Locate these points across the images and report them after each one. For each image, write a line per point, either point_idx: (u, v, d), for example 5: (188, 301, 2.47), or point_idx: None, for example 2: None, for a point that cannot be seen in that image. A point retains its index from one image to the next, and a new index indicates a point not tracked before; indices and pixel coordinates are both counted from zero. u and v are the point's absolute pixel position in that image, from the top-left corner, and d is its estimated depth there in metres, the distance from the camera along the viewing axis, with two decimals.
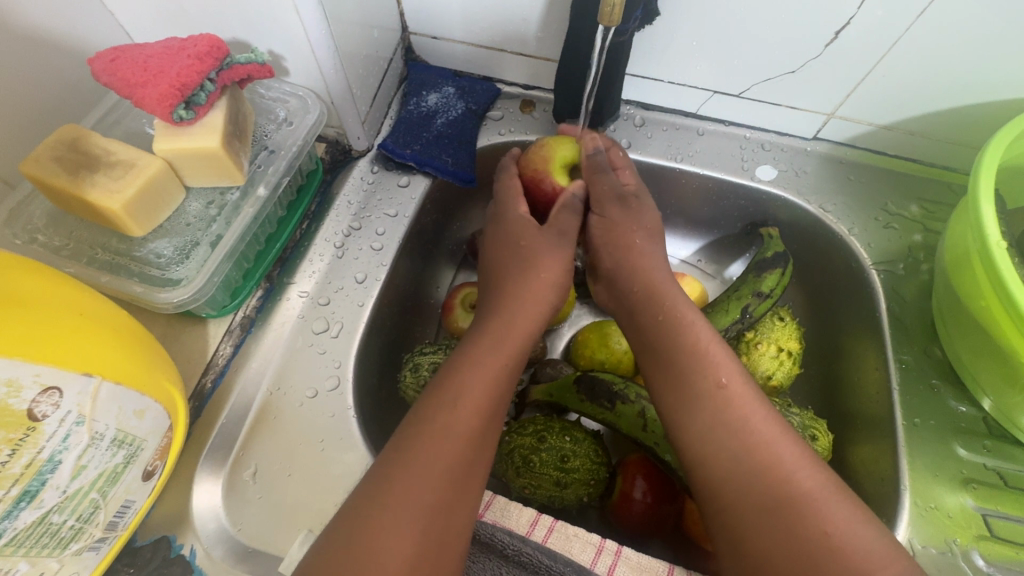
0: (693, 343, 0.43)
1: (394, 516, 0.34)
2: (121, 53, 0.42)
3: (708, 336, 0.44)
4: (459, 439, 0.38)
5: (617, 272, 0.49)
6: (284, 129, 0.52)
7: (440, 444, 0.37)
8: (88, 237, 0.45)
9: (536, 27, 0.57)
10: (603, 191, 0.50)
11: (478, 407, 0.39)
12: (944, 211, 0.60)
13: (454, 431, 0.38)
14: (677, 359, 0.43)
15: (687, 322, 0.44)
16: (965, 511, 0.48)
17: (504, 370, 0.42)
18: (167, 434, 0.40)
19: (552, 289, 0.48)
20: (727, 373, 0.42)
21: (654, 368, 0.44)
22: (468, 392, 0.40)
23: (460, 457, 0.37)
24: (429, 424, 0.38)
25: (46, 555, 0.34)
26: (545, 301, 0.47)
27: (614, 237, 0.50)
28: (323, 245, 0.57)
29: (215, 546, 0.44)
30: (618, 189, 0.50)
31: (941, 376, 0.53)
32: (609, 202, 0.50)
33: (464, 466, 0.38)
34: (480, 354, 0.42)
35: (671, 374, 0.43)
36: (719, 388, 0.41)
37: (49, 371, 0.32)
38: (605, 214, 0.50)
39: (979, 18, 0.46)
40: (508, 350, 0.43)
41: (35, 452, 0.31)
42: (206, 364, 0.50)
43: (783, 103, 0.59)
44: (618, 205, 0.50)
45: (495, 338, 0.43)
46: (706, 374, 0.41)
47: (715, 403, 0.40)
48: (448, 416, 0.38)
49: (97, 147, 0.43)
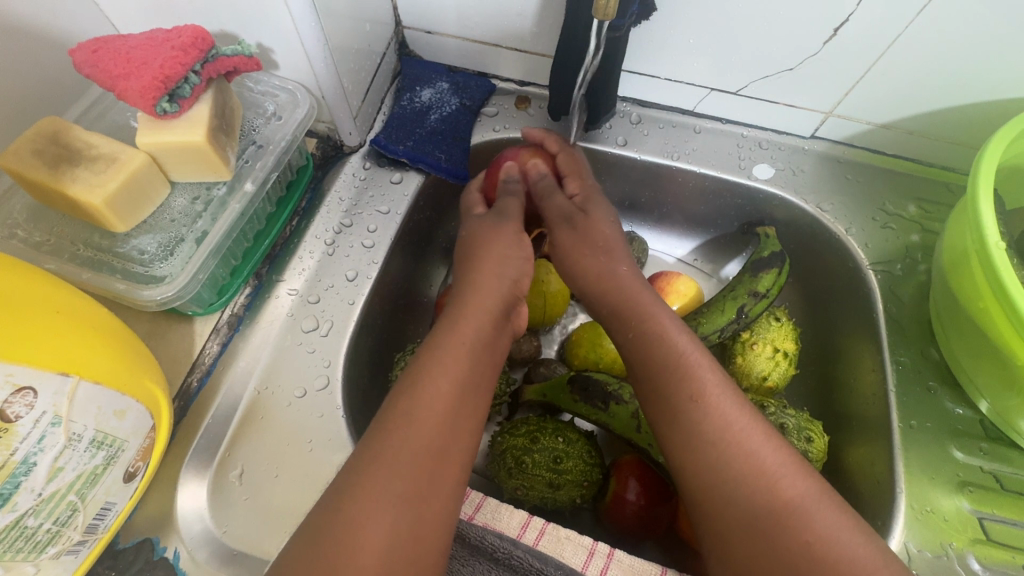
0: (670, 350, 0.42)
1: (372, 519, 0.34)
2: (104, 43, 0.41)
3: (683, 342, 0.43)
4: (425, 429, 0.37)
5: (585, 288, 0.50)
6: (273, 123, 0.51)
7: (403, 435, 0.36)
8: (69, 233, 0.44)
9: (532, 22, 0.56)
10: (552, 215, 0.53)
11: (443, 396, 0.39)
12: (942, 211, 0.59)
13: (415, 417, 0.37)
14: (658, 367, 0.42)
15: (663, 330, 0.44)
16: (960, 514, 0.47)
17: (465, 353, 0.41)
18: (150, 435, 0.39)
19: (505, 265, 0.48)
20: (704, 382, 0.41)
21: (637, 374, 0.44)
22: (431, 382, 0.39)
23: (426, 444, 0.37)
24: (394, 421, 0.37)
25: (21, 560, 0.33)
26: (501, 283, 0.47)
27: (571, 262, 0.51)
28: (313, 243, 0.56)
29: (199, 549, 0.43)
30: (565, 208, 0.53)
31: (938, 379, 0.53)
32: (557, 223, 0.53)
33: (432, 456, 0.37)
34: (440, 342, 0.42)
35: (649, 387, 0.42)
36: (694, 400, 0.40)
37: (24, 371, 0.31)
38: (557, 240, 0.52)
39: (980, 15, 0.45)
40: (480, 343, 0.43)
41: (8, 454, 0.30)
42: (192, 363, 0.49)
43: (782, 101, 0.58)
44: (566, 226, 0.52)
45: (455, 326, 0.43)
46: (682, 385, 0.41)
47: (692, 414, 0.40)
48: (410, 407, 0.38)
49: (77, 140, 0.42)
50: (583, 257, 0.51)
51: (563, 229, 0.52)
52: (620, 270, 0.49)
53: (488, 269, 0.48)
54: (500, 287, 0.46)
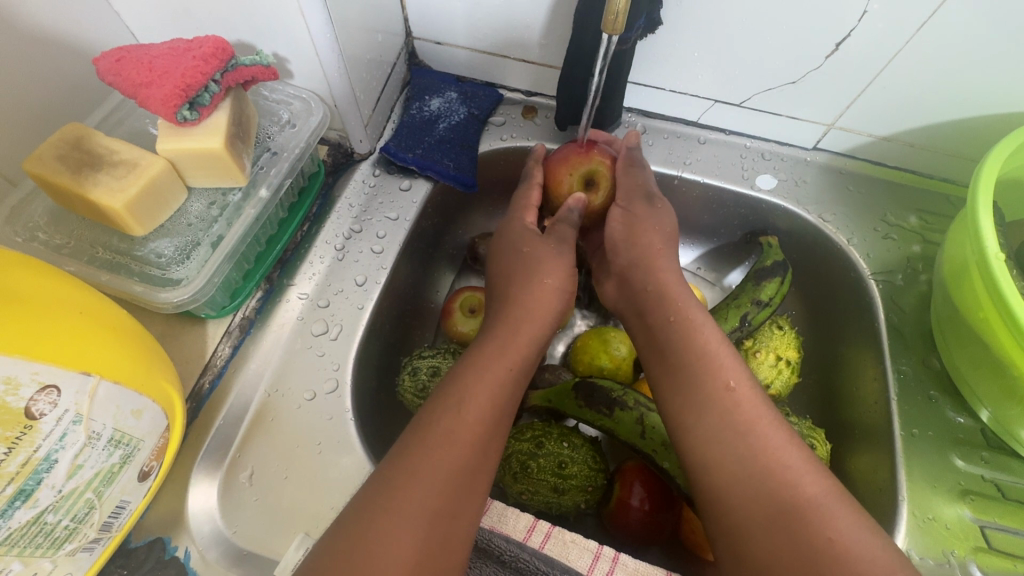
0: (698, 351, 0.43)
1: (397, 519, 0.34)
2: (126, 53, 0.42)
3: (713, 344, 0.44)
4: (461, 439, 0.38)
5: (630, 270, 0.50)
6: (288, 131, 0.52)
7: (436, 442, 0.38)
8: (89, 237, 0.45)
9: (540, 34, 0.58)
10: (633, 188, 0.53)
11: (482, 411, 0.40)
12: (943, 222, 0.60)
13: (453, 428, 0.38)
14: (688, 367, 0.43)
15: (694, 331, 0.44)
16: (963, 522, 0.48)
17: (507, 376, 0.43)
18: (164, 435, 0.40)
19: (558, 297, 0.49)
20: (735, 376, 0.42)
21: (666, 370, 0.44)
22: (472, 395, 0.40)
23: (461, 456, 0.38)
24: (432, 428, 0.38)
25: (40, 556, 0.34)
26: (547, 302, 0.48)
27: (635, 236, 0.51)
28: (324, 248, 0.57)
29: (209, 548, 0.44)
30: (646, 187, 0.53)
31: (939, 388, 0.53)
32: (637, 200, 0.52)
33: (467, 463, 0.38)
34: (483, 360, 0.43)
35: (677, 382, 0.43)
36: (728, 390, 0.41)
37: (48, 369, 0.32)
38: (630, 210, 0.52)
39: (979, 31, 0.46)
40: (514, 357, 0.44)
41: (32, 450, 0.31)
42: (204, 365, 0.50)
43: (783, 113, 0.59)
44: (644, 204, 0.52)
45: (497, 343, 0.44)
46: (714, 376, 0.42)
47: (718, 414, 0.40)
48: (447, 418, 0.39)
49: (100, 146, 0.43)
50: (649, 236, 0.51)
51: (640, 205, 0.52)
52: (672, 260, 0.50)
53: (539, 282, 0.48)
54: (541, 305, 0.47)
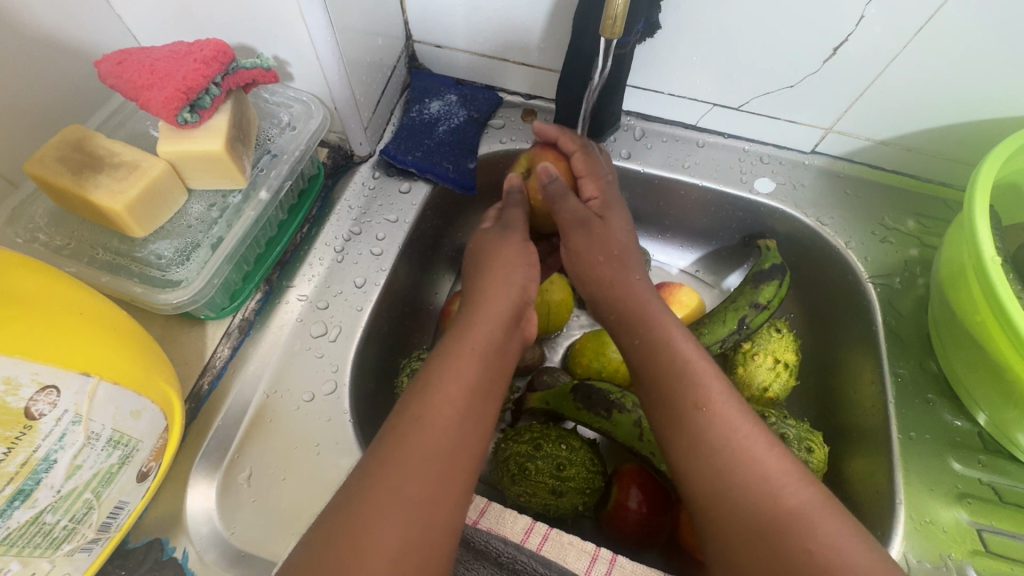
0: (676, 359, 0.43)
1: (379, 521, 0.34)
2: (128, 56, 0.42)
3: (690, 350, 0.44)
4: (433, 430, 0.38)
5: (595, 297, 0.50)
6: (288, 133, 0.52)
7: (406, 436, 0.37)
8: (90, 238, 0.45)
9: (539, 37, 0.58)
10: (567, 219, 0.51)
11: (450, 399, 0.39)
12: (941, 226, 0.60)
13: (427, 422, 0.38)
14: (664, 374, 0.43)
15: (670, 339, 0.44)
16: (960, 526, 0.48)
17: (474, 360, 0.42)
18: (163, 435, 0.40)
19: (513, 274, 0.48)
20: (710, 391, 0.41)
21: (642, 379, 0.44)
22: (441, 387, 0.40)
23: (435, 449, 0.37)
24: (404, 424, 0.38)
25: (38, 555, 0.34)
26: (510, 290, 0.47)
27: (583, 267, 0.51)
28: (323, 250, 0.57)
29: (207, 549, 0.44)
30: (582, 214, 0.51)
31: (936, 391, 0.53)
32: (574, 229, 0.51)
33: (446, 460, 0.37)
34: (449, 350, 0.42)
35: (657, 390, 0.43)
36: (702, 404, 0.41)
37: (48, 370, 0.32)
38: (570, 243, 0.51)
39: (976, 37, 0.47)
40: (476, 340, 0.43)
41: (31, 451, 0.31)
42: (203, 367, 0.50)
43: (781, 116, 0.60)
44: (581, 232, 0.51)
45: (466, 335, 0.43)
46: (687, 390, 0.41)
47: (699, 421, 0.40)
48: (422, 412, 0.38)
49: (101, 147, 0.44)
50: (597, 264, 0.50)
51: (578, 234, 0.51)
52: (634, 279, 0.49)
53: (505, 274, 0.48)
54: (503, 291, 0.47)
